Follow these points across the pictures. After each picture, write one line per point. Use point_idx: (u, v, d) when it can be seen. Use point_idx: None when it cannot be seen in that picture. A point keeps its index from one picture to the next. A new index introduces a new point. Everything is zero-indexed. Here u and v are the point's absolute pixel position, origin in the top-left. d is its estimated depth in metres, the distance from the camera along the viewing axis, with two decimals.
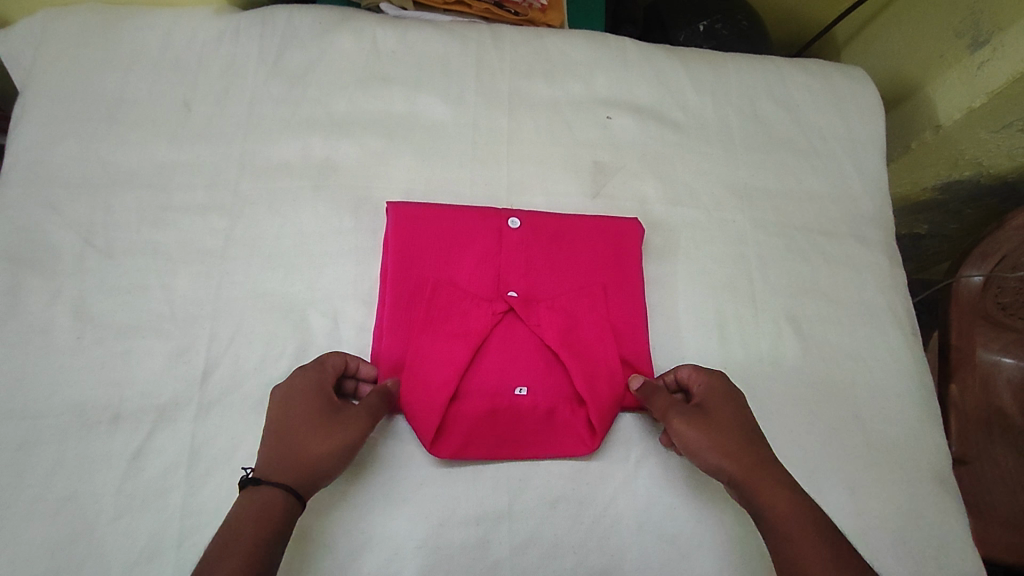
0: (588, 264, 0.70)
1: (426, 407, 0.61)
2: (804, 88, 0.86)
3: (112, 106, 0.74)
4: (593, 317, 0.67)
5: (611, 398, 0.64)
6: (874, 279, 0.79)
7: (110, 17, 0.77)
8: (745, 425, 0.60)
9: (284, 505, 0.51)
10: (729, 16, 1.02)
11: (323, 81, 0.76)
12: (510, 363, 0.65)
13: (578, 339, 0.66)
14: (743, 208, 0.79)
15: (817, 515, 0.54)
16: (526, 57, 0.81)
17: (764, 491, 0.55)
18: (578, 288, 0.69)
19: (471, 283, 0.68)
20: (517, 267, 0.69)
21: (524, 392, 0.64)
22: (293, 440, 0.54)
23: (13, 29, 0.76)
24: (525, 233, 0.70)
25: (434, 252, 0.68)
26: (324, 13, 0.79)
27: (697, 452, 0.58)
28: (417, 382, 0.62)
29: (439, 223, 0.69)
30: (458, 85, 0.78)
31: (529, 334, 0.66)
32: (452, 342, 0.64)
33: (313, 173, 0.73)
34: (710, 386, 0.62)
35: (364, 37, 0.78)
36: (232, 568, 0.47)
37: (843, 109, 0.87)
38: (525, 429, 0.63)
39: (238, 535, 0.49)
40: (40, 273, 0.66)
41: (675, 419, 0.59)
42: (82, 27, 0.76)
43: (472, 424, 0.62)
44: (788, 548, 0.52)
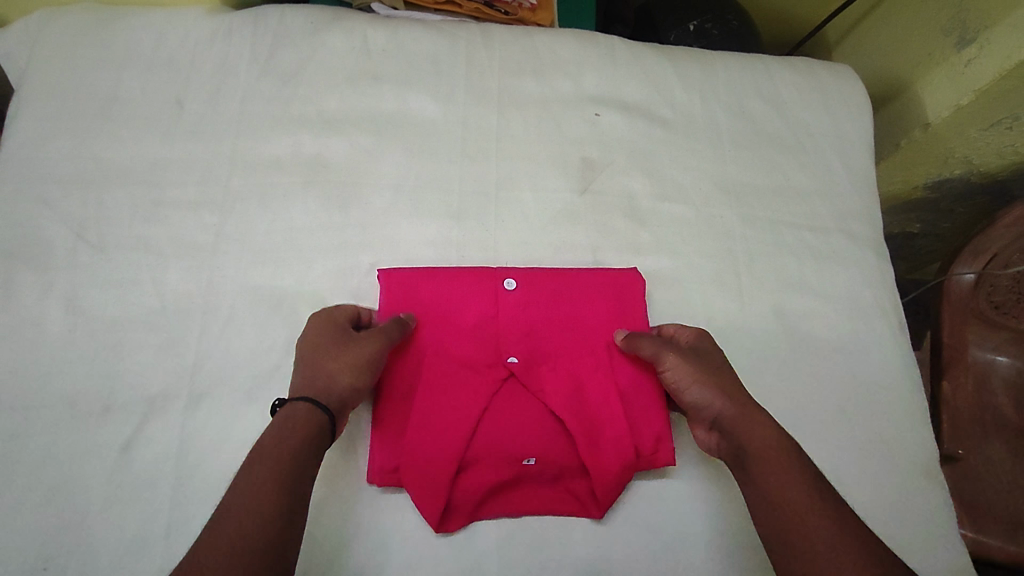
0: (590, 321, 0.68)
1: (431, 484, 0.59)
2: (792, 85, 0.87)
3: (107, 104, 0.75)
4: (598, 379, 0.65)
5: (621, 465, 0.61)
6: (861, 274, 0.79)
7: (105, 18, 0.78)
8: (730, 371, 0.63)
9: (314, 417, 0.54)
10: (719, 16, 1.03)
11: (314, 79, 0.77)
12: (517, 431, 0.62)
13: (584, 401, 0.64)
14: (731, 204, 0.79)
15: (796, 450, 0.55)
16: (516, 57, 0.82)
17: (749, 424, 0.57)
18: (581, 349, 0.67)
19: (469, 347, 0.65)
20: (516, 330, 0.66)
21: (533, 461, 0.61)
22: (313, 363, 0.58)
23: (9, 29, 0.78)
24: (521, 294, 0.68)
25: (428, 318, 0.66)
26: (316, 13, 0.80)
27: (686, 387, 0.61)
28: (420, 457, 0.60)
29: (433, 288, 0.67)
30: (447, 83, 0.79)
31: (533, 401, 0.64)
32: (454, 413, 0.62)
33: (302, 169, 0.74)
34: (700, 340, 0.65)
35: (355, 36, 0.80)
36: (264, 489, 0.49)
37: (831, 106, 0.87)
38: (532, 499, 0.62)
39: (266, 448, 0.51)
40: (33, 267, 0.67)
41: (669, 355, 0.62)
42: (78, 28, 0.78)
43: (477, 498, 0.60)
44: (766, 471, 0.54)
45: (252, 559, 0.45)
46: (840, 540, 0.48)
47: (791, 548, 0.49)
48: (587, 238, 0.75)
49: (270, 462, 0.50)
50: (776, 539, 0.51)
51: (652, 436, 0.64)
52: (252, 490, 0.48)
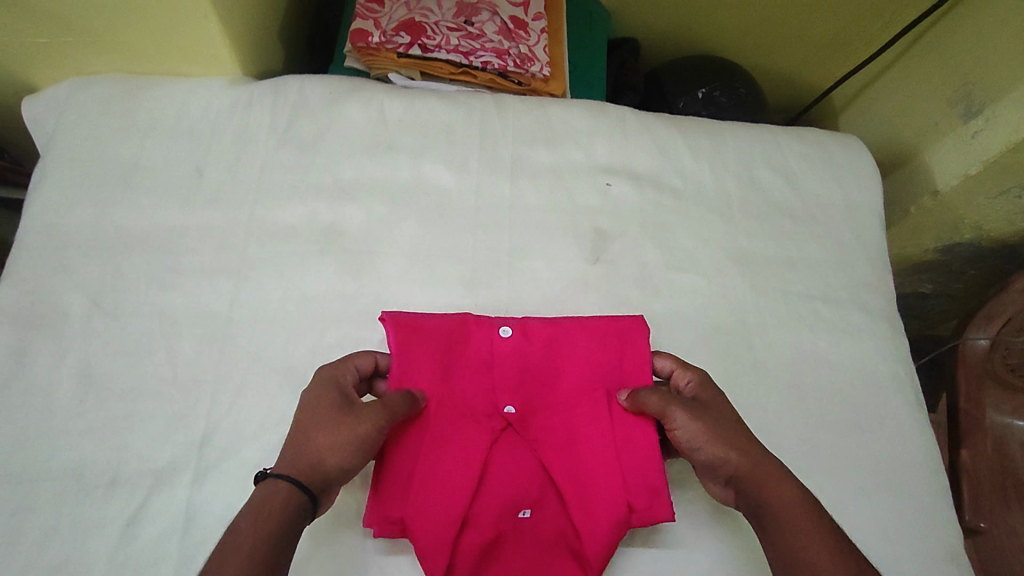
0: (588, 368, 0.66)
1: (431, 541, 0.58)
2: (800, 154, 0.88)
3: (128, 172, 0.77)
4: (595, 430, 0.64)
5: (612, 523, 0.60)
6: (874, 346, 0.79)
7: (130, 87, 0.81)
8: (738, 424, 0.61)
9: (276, 562, 0.49)
10: (727, 85, 1.05)
11: (331, 148, 0.79)
12: (514, 484, 0.62)
13: (580, 454, 0.63)
14: (743, 274, 0.80)
15: (816, 510, 0.56)
16: (529, 128, 0.84)
17: (768, 486, 0.57)
18: (577, 398, 0.66)
19: (466, 396, 0.64)
20: (512, 380, 0.65)
21: (528, 515, 0.62)
22: (307, 434, 0.56)
23: (37, 98, 0.81)
24: (517, 341, 0.66)
25: (426, 367, 0.64)
26: (335, 85, 0.83)
27: (700, 446, 0.59)
28: (417, 515, 0.59)
29: (429, 333, 0.65)
30: (461, 153, 0.81)
31: (529, 452, 0.64)
32: (452, 470, 0.61)
33: (317, 238, 0.75)
34: (701, 389, 0.64)
35: (372, 106, 0.82)
36: (236, 550, 0.49)
37: (840, 176, 0.88)
38: (527, 553, 0.62)
39: (240, 528, 0.50)
40: (47, 334, 0.67)
41: (676, 415, 0.60)
42: (104, 98, 0.80)
43: (475, 556, 0.60)
44: (785, 540, 0.54)
45: None
46: None
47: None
48: (598, 308, 0.75)
49: (242, 556, 0.48)
50: None
51: (647, 490, 0.62)
52: (227, 557, 0.48)
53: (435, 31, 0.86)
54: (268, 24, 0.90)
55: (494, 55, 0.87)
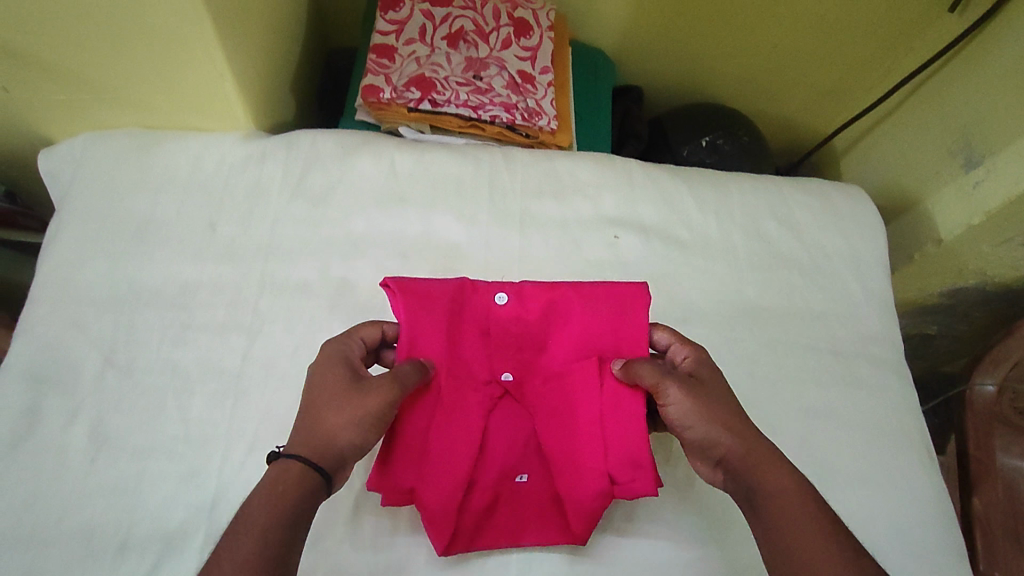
0: (584, 337, 0.66)
1: (430, 508, 0.62)
2: (804, 204, 0.90)
3: (142, 226, 0.78)
4: (588, 401, 0.64)
5: (596, 497, 0.63)
6: (884, 399, 0.79)
7: (145, 141, 0.82)
8: (733, 403, 0.60)
9: (291, 539, 0.50)
10: (730, 132, 1.07)
11: (343, 202, 0.81)
12: (511, 450, 0.66)
13: (573, 424, 0.64)
14: (751, 327, 0.80)
15: (809, 494, 0.56)
16: (537, 180, 0.85)
17: (764, 471, 0.56)
18: (573, 367, 0.66)
19: (463, 365, 0.65)
20: (509, 349, 0.67)
21: (525, 478, 0.66)
22: (320, 410, 0.56)
23: (54, 149, 0.82)
24: (513, 309, 0.66)
25: (425, 336, 0.63)
26: (347, 139, 0.84)
27: (693, 425, 0.58)
28: (421, 482, 0.62)
29: (425, 302, 0.64)
30: (471, 206, 0.82)
31: (525, 418, 0.67)
32: (453, 440, 0.63)
33: (328, 293, 0.75)
34: (697, 363, 0.63)
35: (383, 160, 0.83)
36: (253, 528, 0.49)
37: (844, 226, 0.89)
38: (520, 515, 0.66)
39: (254, 506, 0.51)
40: (59, 392, 0.68)
41: (670, 392, 0.59)
42: (120, 152, 0.81)
43: (476, 519, 0.64)
44: (779, 527, 0.54)
45: None
46: None
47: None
48: None
49: (258, 536, 0.49)
50: None
51: (631, 465, 0.62)
52: (242, 536, 0.49)
53: (444, 86, 0.88)
54: (280, 79, 0.93)
55: (502, 109, 0.89)
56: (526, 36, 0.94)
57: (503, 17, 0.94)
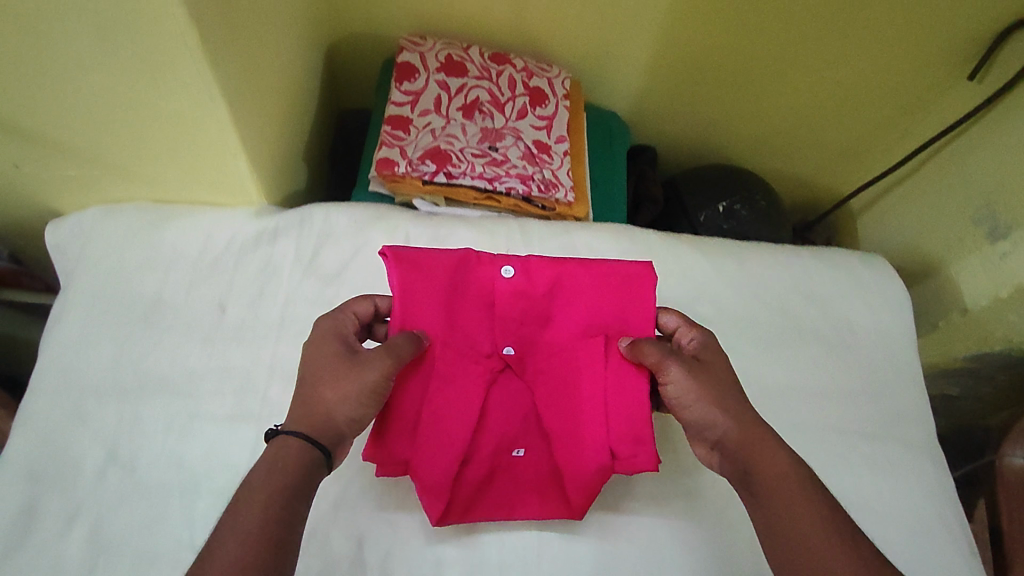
0: (587, 313, 0.67)
1: (427, 477, 0.62)
2: (827, 278, 0.88)
3: (149, 309, 0.75)
4: (589, 376, 0.66)
5: (596, 468, 0.64)
6: (920, 486, 0.75)
7: (154, 218, 0.80)
8: (733, 383, 0.63)
9: (293, 508, 0.51)
10: (747, 197, 1.06)
11: (356, 280, 0.78)
12: (510, 426, 0.67)
13: (573, 399, 0.66)
14: (780, 409, 0.77)
15: (807, 477, 0.57)
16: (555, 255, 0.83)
17: (758, 452, 0.58)
18: (575, 342, 0.67)
19: (467, 337, 0.66)
20: (512, 323, 0.68)
21: (522, 453, 0.67)
22: (315, 386, 0.58)
23: (62, 222, 0.80)
24: (519, 283, 0.67)
25: (430, 305, 0.64)
26: (360, 214, 0.82)
27: (689, 406, 0.61)
28: (421, 452, 0.62)
29: (431, 272, 0.65)
30: None
31: (524, 391, 0.68)
32: (454, 411, 0.64)
33: None
34: (703, 347, 0.65)
35: (397, 237, 0.82)
36: (257, 501, 0.50)
37: (868, 300, 0.87)
38: (516, 490, 0.67)
39: (256, 481, 0.52)
40: (59, 492, 0.64)
41: (671, 370, 0.61)
42: (128, 230, 0.79)
43: (472, 493, 0.65)
44: (772, 507, 0.56)
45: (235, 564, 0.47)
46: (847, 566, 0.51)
47: (802, 575, 0.52)
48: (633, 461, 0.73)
49: (260, 509, 0.50)
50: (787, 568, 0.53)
51: (631, 439, 0.64)
52: (243, 509, 0.50)
53: (460, 158, 0.86)
54: (292, 149, 0.91)
55: (519, 181, 0.87)
56: (542, 106, 0.93)
57: (519, 87, 0.93)
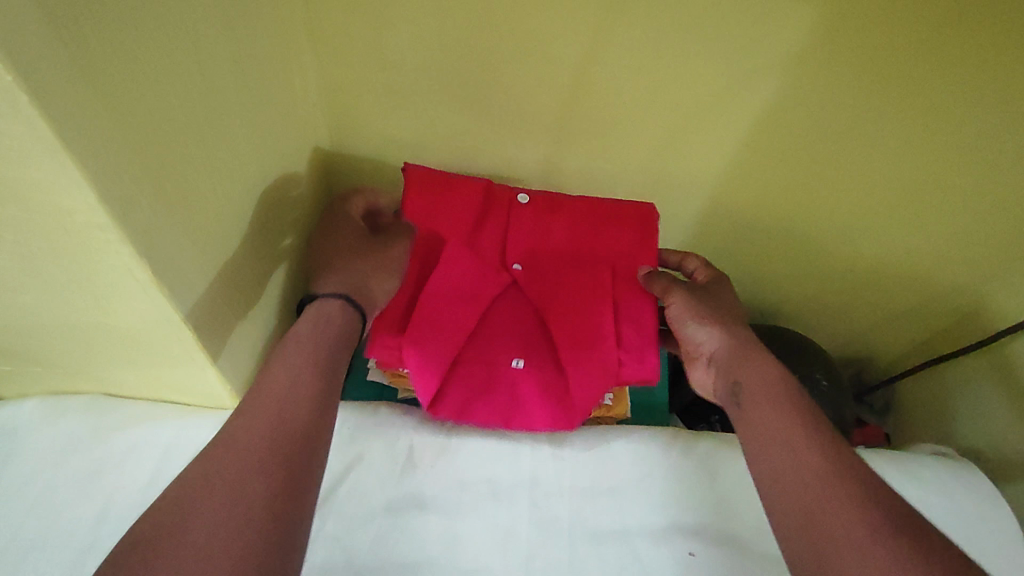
0: (590, 244, 0.78)
1: (427, 355, 0.70)
2: (920, 503, 0.78)
3: (80, 556, 0.60)
4: (591, 300, 0.75)
5: (602, 377, 0.73)
6: None
7: (104, 427, 0.67)
8: (736, 315, 0.73)
9: (331, 356, 0.58)
10: (807, 376, 0.95)
11: (345, 509, 0.64)
12: (510, 338, 0.75)
13: (568, 313, 0.75)
14: None
15: (794, 387, 0.63)
16: (593, 474, 0.70)
17: (748, 362, 0.66)
18: (577, 267, 0.77)
19: (478, 254, 0.76)
20: (522, 244, 0.77)
21: (520, 363, 0.73)
22: (347, 262, 0.66)
23: None
24: (531, 208, 0.77)
25: (446, 219, 0.75)
26: (352, 420, 0.70)
27: (689, 321, 0.71)
28: (422, 338, 0.70)
29: (449, 192, 0.75)
30: (508, 516, 0.66)
31: (525, 304, 0.76)
32: (461, 307, 0.73)
33: None
34: (714, 281, 0.77)
35: (397, 446, 0.69)
36: (297, 352, 0.57)
37: (970, 531, 0.77)
38: (517, 394, 0.73)
39: (301, 332, 0.59)
40: None
41: (674, 295, 0.72)
42: (69, 441, 0.65)
43: (466, 392, 0.72)
44: (752, 405, 0.62)
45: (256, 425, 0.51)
46: (828, 468, 0.55)
47: (778, 475, 0.56)
48: None
49: (297, 361, 0.56)
50: (762, 460, 0.58)
51: (633, 355, 0.75)
52: (282, 365, 0.56)
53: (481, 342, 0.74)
54: (281, 323, 0.79)
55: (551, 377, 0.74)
56: None
57: None
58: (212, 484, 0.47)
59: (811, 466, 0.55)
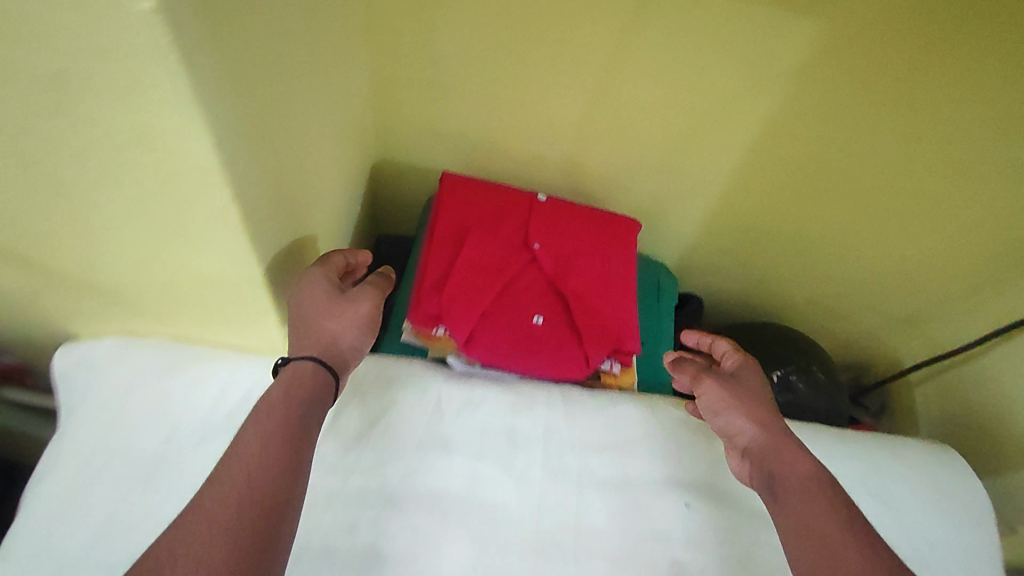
0: (594, 234, 0.90)
1: (460, 308, 0.79)
2: (901, 478, 0.85)
3: (150, 469, 0.69)
4: (594, 276, 0.87)
5: (607, 335, 0.83)
6: None
7: (171, 364, 0.75)
8: (766, 396, 0.73)
9: (302, 425, 0.58)
10: (804, 368, 1.02)
11: (380, 445, 0.72)
12: (532, 300, 0.83)
13: (579, 284, 0.85)
14: None
15: (827, 481, 0.64)
16: (601, 428, 0.78)
17: (784, 454, 0.66)
18: (584, 251, 0.88)
19: (503, 237, 0.86)
20: (541, 228, 0.88)
21: (540, 320, 0.82)
22: (316, 324, 0.64)
23: (74, 347, 0.75)
24: (548, 205, 0.90)
25: (478, 212, 0.87)
26: (388, 369, 0.78)
27: (721, 412, 0.72)
28: (456, 294, 0.80)
29: (479, 193, 0.89)
30: (523, 458, 0.74)
31: (544, 276, 0.85)
32: (488, 274, 0.82)
33: (355, 567, 0.64)
34: (744, 365, 0.76)
35: (426, 395, 0.77)
36: (268, 420, 0.57)
37: (945, 506, 0.84)
38: (536, 346, 0.81)
39: (272, 400, 0.59)
40: None
41: (704, 380, 0.74)
42: (140, 373, 0.74)
43: (494, 341, 0.80)
44: (787, 500, 0.63)
45: (232, 489, 0.52)
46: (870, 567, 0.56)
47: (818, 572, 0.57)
48: None
49: (269, 428, 0.57)
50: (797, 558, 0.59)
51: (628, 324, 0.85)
52: (252, 431, 0.56)
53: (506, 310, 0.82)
54: None
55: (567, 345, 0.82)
56: None
57: None
58: (191, 539, 0.48)
59: (853, 569, 0.56)
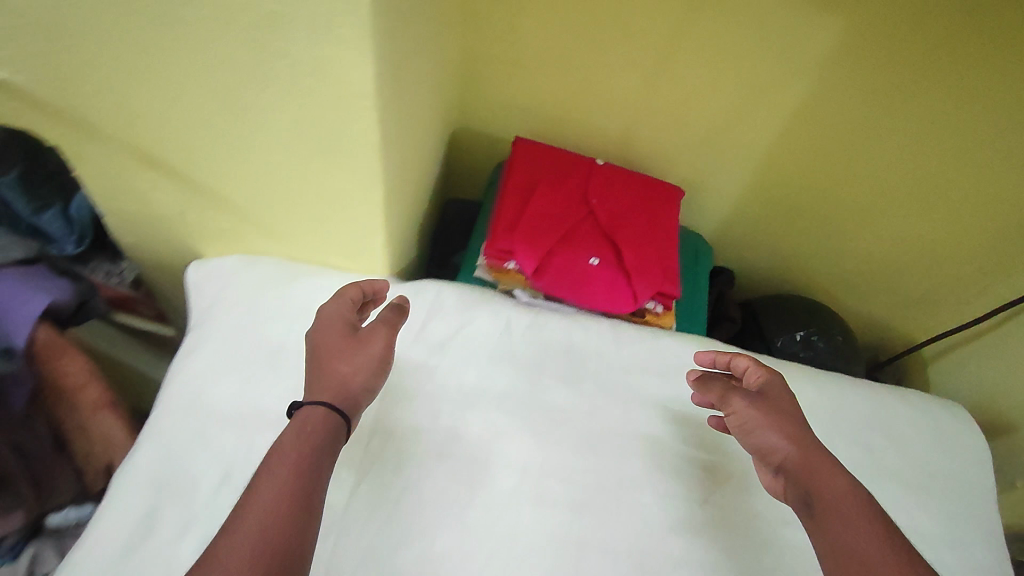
0: (642, 196, 1.04)
1: (529, 245, 0.93)
2: (909, 420, 0.95)
3: (272, 355, 0.84)
4: (642, 229, 1.00)
5: (652, 277, 0.96)
6: None
7: (289, 275, 0.90)
8: (798, 419, 0.73)
9: (322, 457, 0.59)
10: (824, 330, 1.13)
11: (459, 352, 0.86)
12: (589, 244, 0.96)
13: (629, 235, 0.98)
14: None
15: (863, 499, 0.64)
16: (644, 355, 0.91)
17: (819, 475, 0.66)
18: (634, 208, 1.02)
19: (565, 191, 1.00)
20: (598, 187, 1.01)
21: (595, 261, 0.95)
22: (330, 368, 0.66)
23: (206, 263, 0.92)
24: (604, 169, 1.04)
25: (544, 172, 1.01)
26: (467, 293, 0.92)
27: (753, 432, 0.72)
28: (526, 234, 0.94)
29: (545, 156, 1.03)
30: (578, 373, 0.87)
31: (600, 226, 0.98)
32: (552, 221, 0.96)
33: (438, 439, 0.78)
34: (769, 382, 0.76)
35: (499, 317, 0.90)
36: (286, 452, 0.58)
37: (947, 449, 0.93)
38: (591, 282, 0.95)
39: (285, 443, 0.59)
40: (180, 502, 0.72)
41: (732, 399, 0.75)
42: (264, 280, 0.89)
43: (556, 275, 0.94)
44: (826, 524, 0.63)
45: (257, 518, 0.53)
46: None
47: None
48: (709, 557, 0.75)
49: (285, 461, 0.58)
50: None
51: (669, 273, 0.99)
52: (270, 466, 0.57)
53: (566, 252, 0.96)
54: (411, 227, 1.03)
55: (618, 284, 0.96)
56: None
57: None
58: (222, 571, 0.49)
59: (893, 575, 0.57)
